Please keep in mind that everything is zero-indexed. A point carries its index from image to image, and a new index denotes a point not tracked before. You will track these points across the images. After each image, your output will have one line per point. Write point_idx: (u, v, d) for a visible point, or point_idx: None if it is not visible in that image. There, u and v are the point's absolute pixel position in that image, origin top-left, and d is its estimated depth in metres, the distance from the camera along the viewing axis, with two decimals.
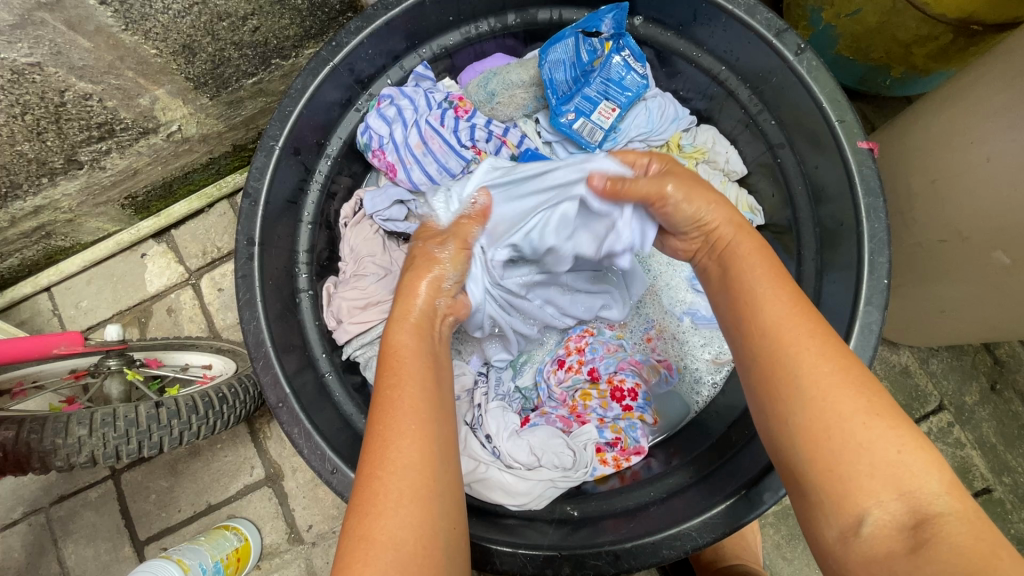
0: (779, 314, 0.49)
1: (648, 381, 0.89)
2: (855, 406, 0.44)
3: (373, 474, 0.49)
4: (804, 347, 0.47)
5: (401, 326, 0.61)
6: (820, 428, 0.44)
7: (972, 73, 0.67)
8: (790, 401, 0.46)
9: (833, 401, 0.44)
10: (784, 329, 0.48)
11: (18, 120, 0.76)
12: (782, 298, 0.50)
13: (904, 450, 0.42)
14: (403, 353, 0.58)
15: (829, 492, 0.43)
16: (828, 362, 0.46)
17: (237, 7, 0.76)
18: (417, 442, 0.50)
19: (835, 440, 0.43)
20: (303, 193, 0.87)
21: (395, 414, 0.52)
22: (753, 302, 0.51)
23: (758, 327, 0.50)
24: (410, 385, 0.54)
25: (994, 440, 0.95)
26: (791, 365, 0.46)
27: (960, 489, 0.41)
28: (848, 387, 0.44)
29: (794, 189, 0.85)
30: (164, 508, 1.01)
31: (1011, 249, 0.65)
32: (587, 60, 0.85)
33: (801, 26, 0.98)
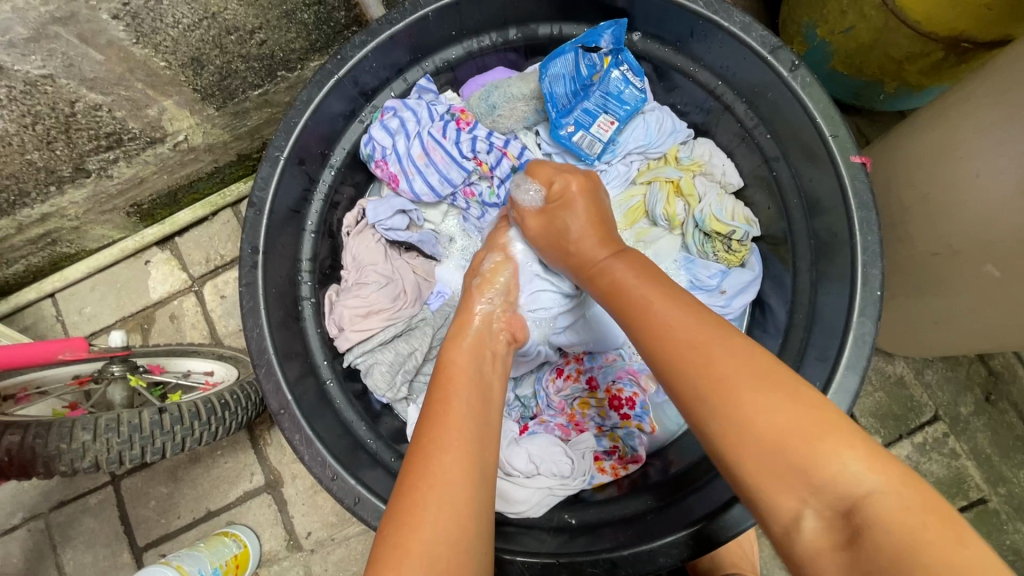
0: (681, 320, 0.54)
1: (645, 390, 0.87)
2: (758, 402, 0.46)
3: (414, 489, 0.50)
4: (709, 351, 0.50)
5: (456, 346, 0.67)
6: (728, 413, 0.47)
7: (961, 91, 0.69)
8: (708, 408, 0.48)
9: (745, 394, 0.47)
10: (698, 348, 0.51)
11: (29, 130, 0.78)
12: (674, 309, 0.55)
13: (800, 428, 0.45)
14: (456, 372, 0.62)
15: (757, 482, 0.46)
16: (739, 372, 0.48)
17: (245, 21, 0.77)
18: (459, 460, 0.52)
19: (754, 441, 0.46)
20: (306, 203, 0.89)
21: (443, 428, 0.55)
22: (647, 311, 0.56)
23: (655, 337, 0.54)
24: (457, 404, 0.57)
25: (989, 451, 0.96)
26: (696, 367, 0.50)
27: (883, 462, 0.43)
28: (753, 381, 0.47)
29: (790, 202, 0.86)
30: (163, 514, 1.02)
31: (1001, 262, 0.66)
32: (586, 74, 0.87)
33: (796, 42, 1.01)
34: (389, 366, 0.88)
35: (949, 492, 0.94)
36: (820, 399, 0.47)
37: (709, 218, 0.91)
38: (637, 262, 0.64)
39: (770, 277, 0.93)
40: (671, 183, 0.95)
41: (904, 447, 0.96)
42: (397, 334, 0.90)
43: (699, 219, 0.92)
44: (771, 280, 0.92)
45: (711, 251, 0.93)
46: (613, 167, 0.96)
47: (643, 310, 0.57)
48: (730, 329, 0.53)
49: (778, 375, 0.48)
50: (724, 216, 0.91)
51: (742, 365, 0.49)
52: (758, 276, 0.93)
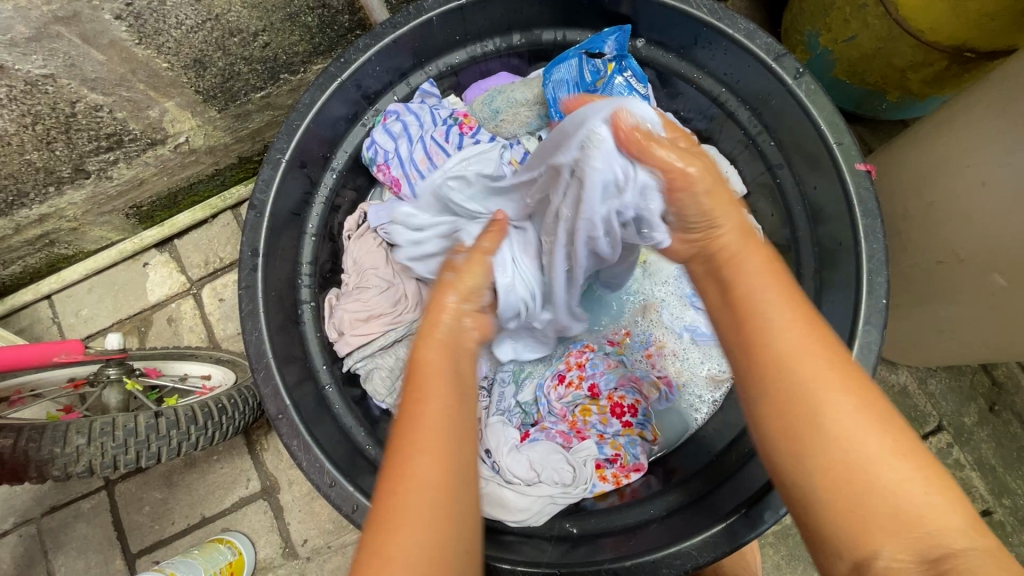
0: (798, 340, 0.49)
1: (648, 397, 0.87)
2: (864, 439, 0.44)
3: (390, 498, 0.47)
4: (811, 374, 0.47)
5: (426, 341, 0.58)
6: (827, 438, 0.45)
7: (965, 99, 0.69)
8: (795, 436, 0.46)
9: (849, 428, 0.45)
10: (792, 360, 0.48)
11: (28, 130, 0.77)
12: (794, 325, 0.50)
13: (885, 454, 0.44)
14: (428, 367, 0.55)
15: (836, 514, 0.44)
16: (847, 406, 0.46)
17: (248, 23, 0.77)
18: (439, 469, 0.47)
19: (846, 473, 0.44)
20: (307, 206, 0.88)
21: (419, 432, 0.50)
22: (756, 325, 0.51)
23: (758, 346, 0.50)
24: (433, 406, 0.51)
25: (993, 462, 0.95)
26: (802, 393, 0.47)
27: (976, 523, 0.42)
28: (856, 409, 0.46)
29: (793, 209, 0.86)
30: (157, 521, 1.00)
31: (1007, 270, 0.66)
32: (590, 80, 0.85)
33: (799, 51, 1.01)
34: (389, 371, 0.87)
35: None
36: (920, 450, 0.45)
37: None
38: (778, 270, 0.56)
39: None
40: None
41: None
42: (397, 338, 0.88)
43: None
44: None
45: None
46: None
47: (750, 316, 0.52)
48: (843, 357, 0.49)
49: (880, 415, 0.46)
50: None
51: (849, 393, 0.46)
52: None
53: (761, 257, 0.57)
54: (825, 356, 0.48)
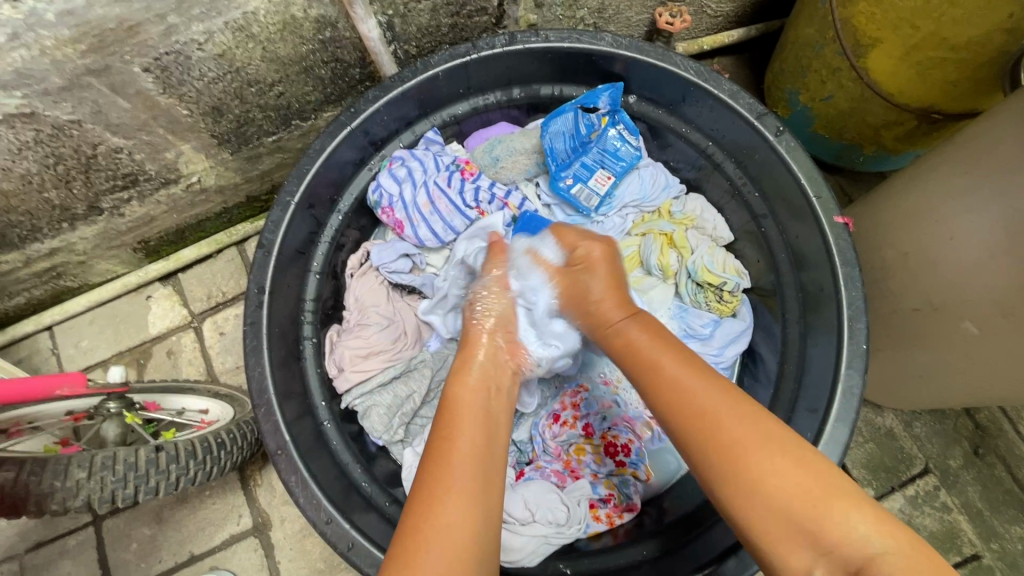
0: (684, 382, 0.59)
1: (641, 436, 0.90)
2: (772, 462, 0.52)
3: (418, 525, 0.52)
4: (723, 418, 0.55)
5: (461, 382, 0.65)
6: (745, 475, 0.52)
7: (933, 158, 0.75)
8: (720, 474, 0.53)
9: (756, 456, 0.52)
10: (694, 401, 0.57)
11: (50, 170, 0.81)
12: (691, 377, 0.59)
13: (776, 459, 0.52)
14: (459, 405, 0.62)
15: (768, 542, 0.50)
16: (757, 442, 0.53)
17: (266, 75, 0.82)
18: (464, 499, 0.53)
19: (764, 508, 0.50)
20: (313, 245, 0.91)
21: (450, 465, 0.55)
22: (658, 379, 0.61)
23: (665, 394, 0.59)
24: (465, 440, 0.58)
25: (980, 505, 0.96)
26: (704, 424, 0.55)
27: (887, 523, 0.48)
28: (776, 454, 0.52)
29: (778, 256, 0.90)
30: (144, 558, 0.99)
31: (978, 319, 0.70)
32: (586, 132, 0.91)
33: (781, 106, 1.08)
34: (386, 408, 0.89)
35: (942, 547, 0.94)
36: (823, 463, 0.52)
37: (701, 269, 0.95)
38: (653, 327, 0.68)
39: (760, 327, 0.96)
40: (664, 236, 0.99)
41: (897, 500, 0.96)
42: (395, 375, 0.91)
43: (692, 270, 0.96)
44: (761, 330, 0.95)
45: (703, 302, 0.96)
46: (609, 220, 1.00)
47: (656, 377, 0.61)
48: (724, 384, 0.59)
49: (782, 438, 0.54)
50: (715, 268, 0.95)
51: (740, 415, 0.55)
52: (748, 327, 0.96)
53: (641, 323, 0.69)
54: (706, 393, 0.57)
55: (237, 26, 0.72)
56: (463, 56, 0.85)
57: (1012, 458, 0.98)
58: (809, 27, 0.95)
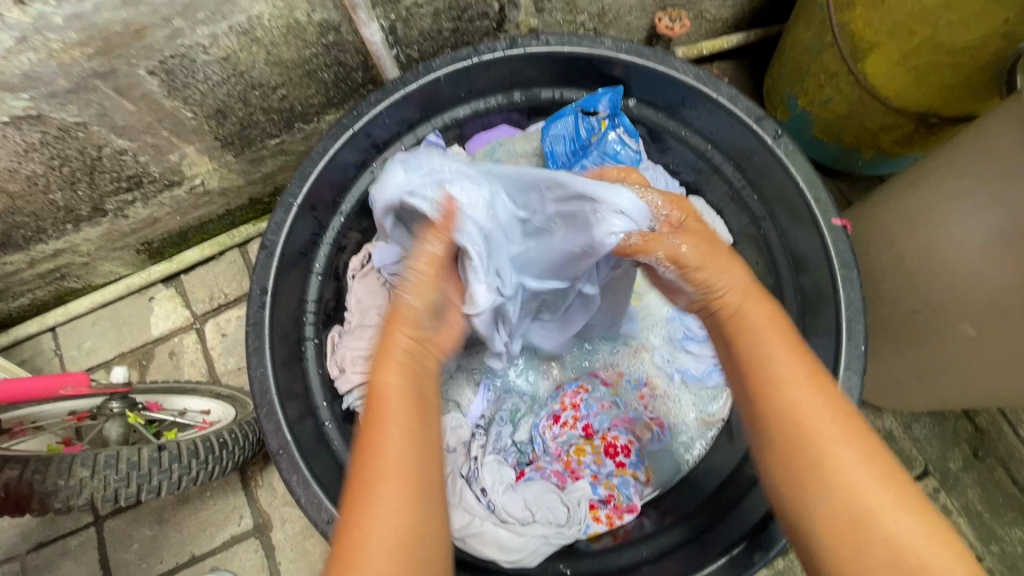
0: (809, 399, 0.53)
1: (640, 437, 0.90)
2: (881, 501, 0.49)
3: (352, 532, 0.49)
4: (831, 449, 0.51)
5: (386, 365, 0.56)
6: (820, 477, 0.50)
7: (930, 162, 0.75)
8: (821, 493, 0.50)
9: (868, 494, 0.49)
10: (810, 422, 0.52)
11: (56, 172, 0.82)
12: (803, 385, 0.54)
13: (895, 518, 0.48)
14: (390, 392, 0.55)
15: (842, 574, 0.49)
16: (873, 480, 0.49)
17: (269, 78, 0.83)
18: (403, 497, 0.50)
19: (850, 515, 0.49)
20: (315, 246, 0.92)
21: (377, 466, 0.51)
22: (778, 377, 0.54)
23: (777, 405, 0.54)
24: (391, 435, 0.52)
25: (980, 508, 0.96)
26: (813, 449, 0.51)
27: None
28: (875, 471, 0.50)
29: (777, 258, 0.91)
30: (145, 559, 0.99)
31: (976, 321, 0.71)
32: (585, 135, 0.93)
33: (780, 110, 1.09)
34: None
35: None
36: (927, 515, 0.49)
37: None
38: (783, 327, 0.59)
39: None
40: None
41: None
42: None
43: None
44: None
45: None
46: None
47: (769, 385, 0.55)
48: (847, 410, 0.54)
49: (894, 479, 0.50)
50: None
51: (864, 451, 0.51)
52: None
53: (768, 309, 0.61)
54: (830, 417, 0.52)
55: (242, 30, 0.73)
56: (464, 60, 0.86)
57: (1012, 461, 0.98)
58: (807, 32, 0.96)
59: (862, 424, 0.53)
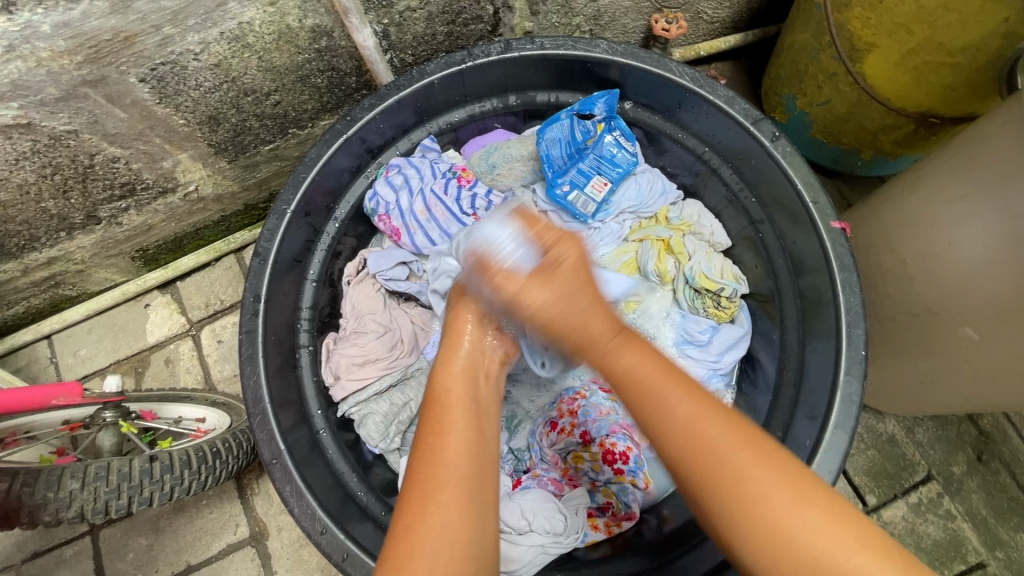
0: (703, 433, 0.49)
1: (640, 444, 0.86)
2: (798, 520, 0.45)
3: (409, 530, 0.48)
4: (747, 479, 0.47)
5: (448, 373, 0.60)
6: (735, 503, 0.46)
7: (930, 163, 0.74)
8: (744, 533, 0.46)
9: (789, 526, 0.45)
10: (713, 453, 0.48)
11: (47, 180, 0.82)
12: (686, 410, 0.50)
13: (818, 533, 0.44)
14: (448, 395, 0.57)
15: None
16: (780, 496, 0.46)
17: (262, 84, 0.83)
18: (458, 501, 0.49)
19: (752, 521, 0.46)
20: (309, 253, 0.91)
21: (439, 465, 0.51)
22: (622, 378, 0.54)
23: (675, 439, 0.50)
24: (455, 430, 0.53)
25: (985, 513, 0.95)
26: (727, 483, 0.47)
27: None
28: (803, 502, 0.46)
29: (776, 262, 0.90)
30: (141, 569, 0.98)
31: (978, 325, 0.69)
32: (581, 139, 0.92)
33: (778, 112, 1.08)
34: (384, 417, 0.89)
35: (947, 556, 0.93)
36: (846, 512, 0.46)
37: (698, 275, 0.95)
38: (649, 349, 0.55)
39: (759, 333, 0.95)
40: (662, 242, 0.99)
41: (900, 508, 0.95)
42: (392, 383, 0.91)
43: (689, 276, 0.95)
44: (760, 336, 0.95)
45: (700, 308, 0.96)
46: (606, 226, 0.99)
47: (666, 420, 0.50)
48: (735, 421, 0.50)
49: (811, 491, 0.47)
50: (713, 274, 0.94)
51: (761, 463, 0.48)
52: (747, 332, 0.95)
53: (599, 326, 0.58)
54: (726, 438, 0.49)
55: (233, 36, 0.73)
56: (458, 64, 0.85)
57: (1017, 465, 0.97)
58: (804, 33, 0.95)
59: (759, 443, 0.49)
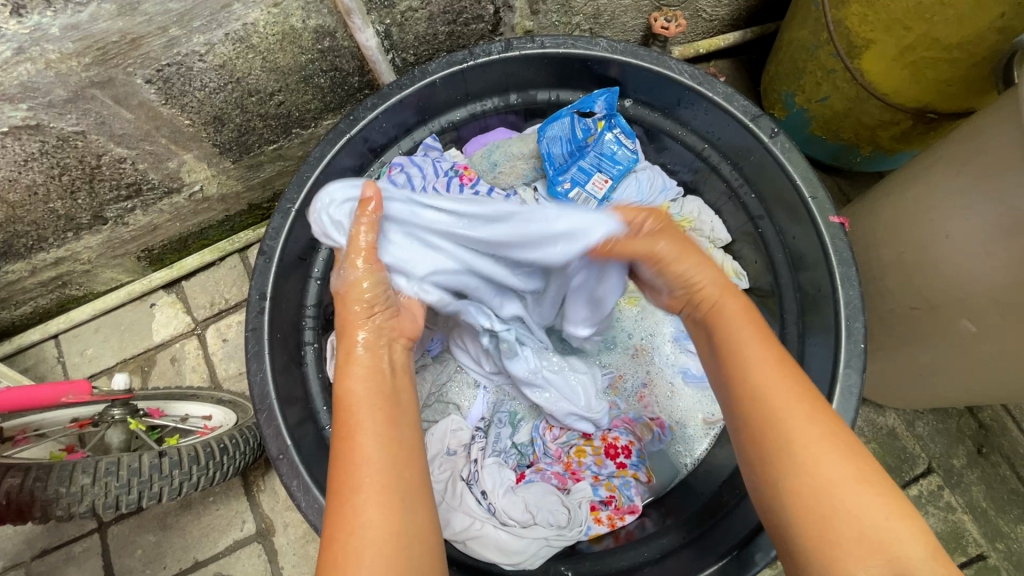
0: (779, 387, 0.54)
1: (641, 438, 0.91)
2: (844, 476, 0.49)
3: (334, 542, 0.49)
4: (804, 430, 0.51)
5: (347, 374, 0.59)
6: (789, 452, 0.51)
7: (926, 159, 0.75)
8: (783, 475, 0.50)
9: (829, 477, 0.49)
10: (777, 407, 0.53)
11: (55, 181, 0.83)
12: (768, 356, 0.56)
13: (854, 488, 0.48)
14: (351, 397, 0.57)
15: (811, 540, 0.48)
16: (828, 446, 0.50)
17: (266, 84, 0.84)
18: (380, 507, 0.50)
19: (795, 464, 0.50)
20: (313, 251, 0.92)
21: (354, 469, 0.52)
22: (721, 317, 0.62)
23: (753, 384, 0.55)
24: (365, 437, 0.54)
25: (985, 505, 0.96)
26: (786, 435, 0.51)
27: (948, 559, 0.46)
28: (846, 452, 0.50)
29: (775, 256, 0.90)
30: (149, 565, 0.99)
31: (976, 317, 0.70)
32: (582, 137, 0.92)
33: (778, 108, 1.09)
34: None
35: (948, 548, 0.94)
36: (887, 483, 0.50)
37: None
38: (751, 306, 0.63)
39: None
40: None
41: None
42: None
43: None
44: None
45: None
46: None
47: (741, 367, 0.56)
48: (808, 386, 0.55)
49: (855, 447, 0.51)
50: None
51: (822, 422, 0.52)
52: None
53: (738, 299, 0.63)
54: (798, 393, 0.53)
55: (237, 37, 0.74)
56: (459, 63, 0.86)
57: (1016, 457, 0.98)
58: (803, 30, 0.96)
59: (822, 401, 0.54)
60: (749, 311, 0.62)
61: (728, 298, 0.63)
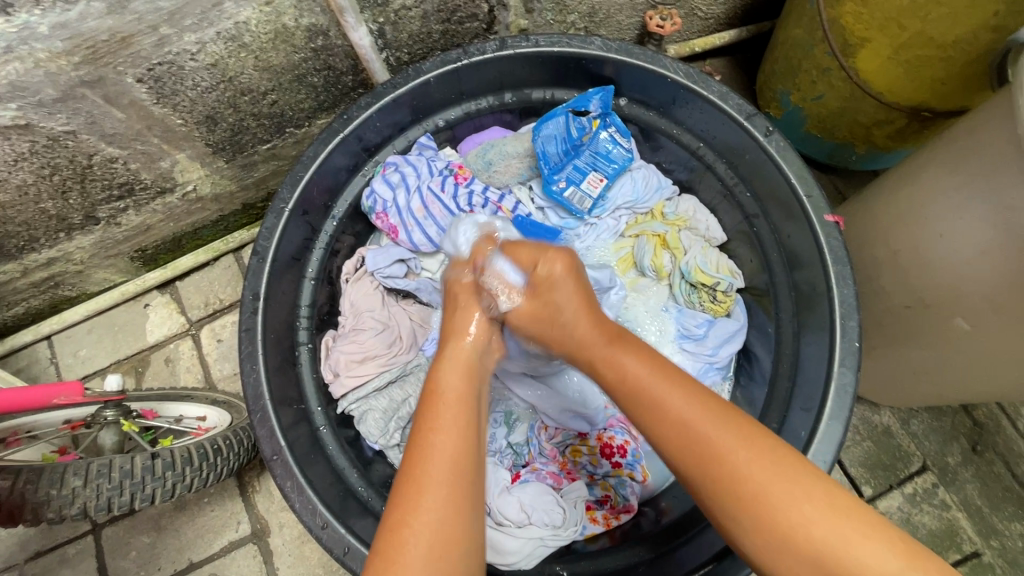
0: (711, 422, 0.54)
1: (638, 438, 0.89)
2: (796, 501, 0.50)
3: (396, 529, 0.48)
4: (744, 458, 0.52)
5: (444, 377, 0.59)
6: (737, 488, 0.51)
7: (921, 158, 0.75)
8: (735, 509, 0.51)
9: (779, 503, 0.50)
10: (714, 436, 0.53)
11: (46, 181, 0.82)
12: (679, 395, 0.57)
13: (804, 506, 0.49)
14: (444, 399, 0.57)
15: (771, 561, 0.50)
16: (769, 468, 0.51)
17: (259, 83, 0.83)
18: (445, 506, 0.49)
19: (748, 496, 0.51)
20: (308, 251, 0.92)
21: (428, 465, 0.51)
22: (614, 364, 0.62)
23: (690, 430, 0.55)
24: (442, 437, 0.53)
25: (979, 502, 0.96)
26: (726, 468, 0.52)
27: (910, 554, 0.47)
28: (784, 474, 0.51)
29: (770, 255, 0.90)
30: (144, 566, 0.99)
31: (969, 316, 0.70)
32: (577, 135, 0.93)
33: (773, 107, 1.09)
34: (383, 413, 0.90)
35: (942, 546, 0.94)
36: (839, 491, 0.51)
37: (694, 269, 0.95)
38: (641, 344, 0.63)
39: (755, 326, 0.96)
40: (658, 237, 1.00)
41: (896, 498, 0.96)
42: (391, 380, 0.92)
43: (686, 270, 0.96)
44: (756, 330, 0.95)
45: (698, 302, 0.96)
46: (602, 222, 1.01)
47: (665, 408, 0.56)
48: (727, 406, 0.56)
49: (795, 459, 0.53)
50: (708, 268, 0.95)
51: (752, 443, 0.53)
52: (743, 326, 0.96)
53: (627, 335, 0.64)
54: (722, 421, 0.54)
55: (229, 36, 0.73)
56: (453, 62, 0.86)
57: (1010, 455, 0.98)
58: (798, 28, 0.96)
59: (746, 417, 0.56)
60: (644, 350, 0.62)
61: (616, 340, 0.64)
